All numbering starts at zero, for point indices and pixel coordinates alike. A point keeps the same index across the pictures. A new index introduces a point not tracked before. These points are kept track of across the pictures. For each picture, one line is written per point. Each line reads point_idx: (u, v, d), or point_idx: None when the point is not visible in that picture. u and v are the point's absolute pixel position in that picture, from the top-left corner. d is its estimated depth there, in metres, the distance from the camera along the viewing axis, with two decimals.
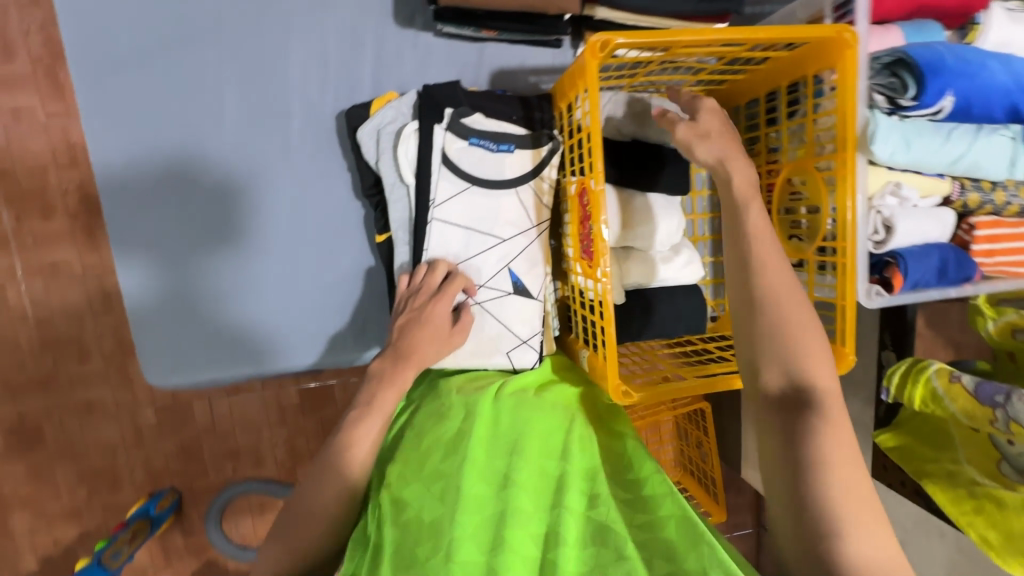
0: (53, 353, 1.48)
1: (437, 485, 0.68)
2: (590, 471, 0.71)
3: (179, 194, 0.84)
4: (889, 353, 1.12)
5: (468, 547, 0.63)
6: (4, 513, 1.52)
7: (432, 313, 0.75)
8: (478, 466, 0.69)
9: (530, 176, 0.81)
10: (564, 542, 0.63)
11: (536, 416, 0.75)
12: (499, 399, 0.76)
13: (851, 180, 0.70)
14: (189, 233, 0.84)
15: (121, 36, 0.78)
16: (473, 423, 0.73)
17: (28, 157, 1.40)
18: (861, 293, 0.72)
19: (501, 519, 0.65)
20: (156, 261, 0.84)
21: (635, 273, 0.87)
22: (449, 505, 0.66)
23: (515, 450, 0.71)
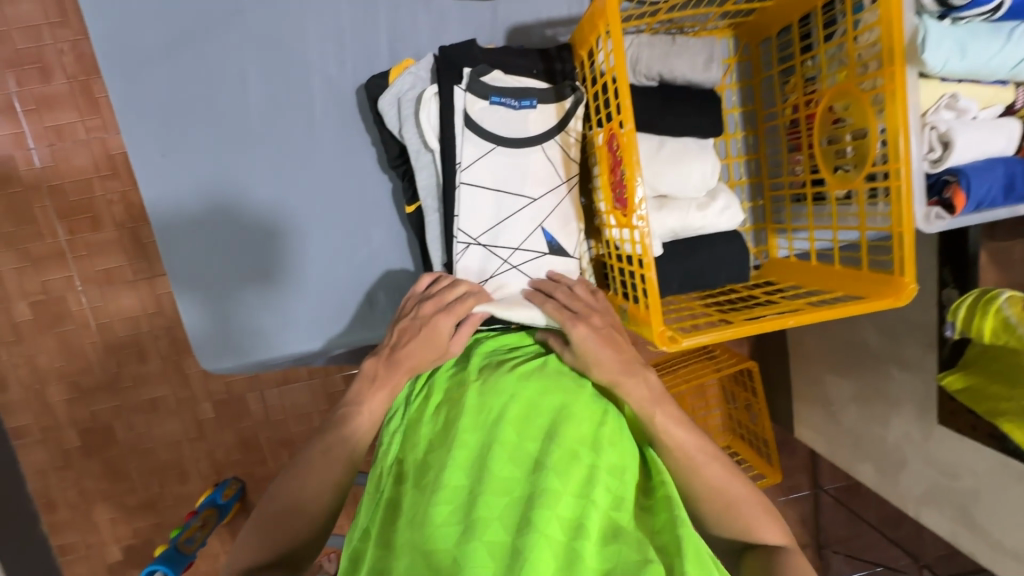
0: (116, 355, 1.56)
1: (463, 452, 0.66)
2: (618, 469, 0.66)
3: (207, 182, 0.84)
4: (951, 290, 1.07)
5: (491, 528, 0.59)
6: (87, 508, 1.62)
7: (434, 323, 0.74)
8: (507, 447, 0.65)
9: (557, 131, 0.80)
10: (586, 535, 0.58)
11: (571, 401, 0.70)
12: (532, 378, 0.72)
13: (901, 95, 0.65)
14: (230, 249, 0.86)
15: (145, 33, 0.80)
16: (506, 401, 0.69)
17: (74, 172, 1.47)
18: (920, 217, 0.67)
19: (526, 502, 0.61)
20: (206, 284, 0.87)
21: (671, 220, 0.83)
22: (475, 478, 0.63)
23: (549, 433, 0.66)
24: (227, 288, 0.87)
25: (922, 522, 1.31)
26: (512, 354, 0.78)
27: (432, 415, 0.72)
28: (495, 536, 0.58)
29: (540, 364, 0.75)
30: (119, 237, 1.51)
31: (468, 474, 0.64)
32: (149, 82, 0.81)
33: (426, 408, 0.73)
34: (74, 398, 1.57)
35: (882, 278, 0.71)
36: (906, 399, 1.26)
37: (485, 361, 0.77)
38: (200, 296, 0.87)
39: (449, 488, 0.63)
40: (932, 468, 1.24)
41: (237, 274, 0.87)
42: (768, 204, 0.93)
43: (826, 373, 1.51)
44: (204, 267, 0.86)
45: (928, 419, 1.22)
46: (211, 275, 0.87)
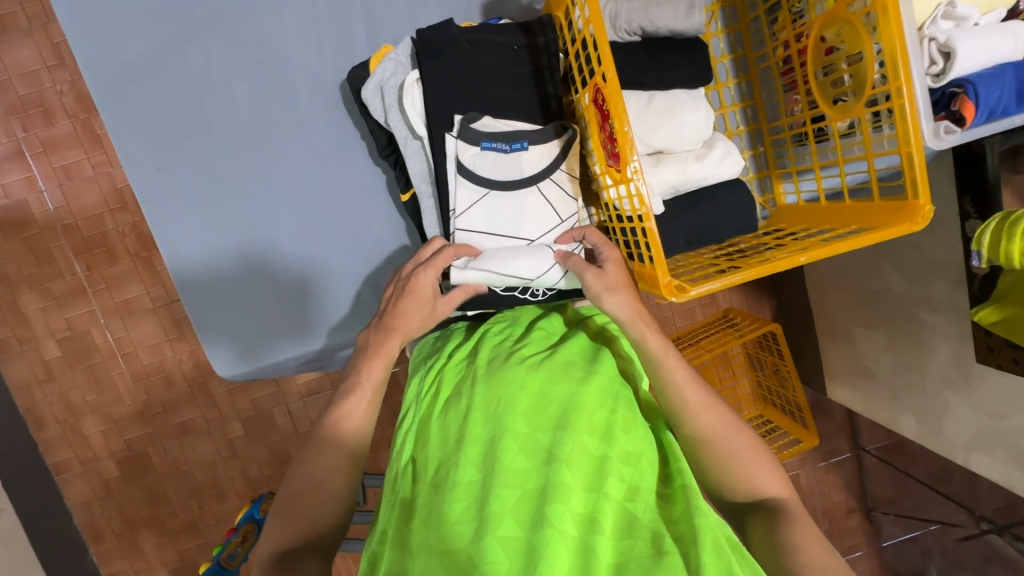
0: (143, 382, 1.59)
1: (474, 449, 0.66)
2: (634, 457, 0.65)
3: (207, 192, 0.85)
4: (975, 221, 1.03)
5: (505, 523, 0.58)
6: (132, 535, 1.66)
7: (416, 281, 0.73)
8: (518, 440, 0.65)
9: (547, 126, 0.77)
10: (601, 529, 0.57)
11: (580, 391, 0.69)
12: (541, 371, 0.72)
13: (895, 8, 0.61)
14: (247, 289, 0.88)
15: (128, 50, 0.81)
16: (516, 394, 0.69)
17: (85, 208, 1.51)
18: (928, 134, 0.64)
19: (538, 496, 0.60)
20: (233, 332, 0.88)
21: (668, 175, 0.81)
22: (487, 472, 0.63)
23: (560, 425, 0.65)
24: (240, 297, 0.87)
25: (972, 469, 1.25)
26: (518, 344, 0.77)
27: (444, 413, 0.72)
28: (508, 530, 0.58)
29: (549, 356, 0.75)
30: (135, 267, 1.55)
31: (480, 470, 0.64)
32: (138, 97, 0.82)
33: (438, 407, 0.74)
34: (109, 429, 1.61)
35: (895, 207, 0.68)
36: (941, 342, 1.21)
37: (493, 354, 0.77)
38: (230, 347, 0.88)
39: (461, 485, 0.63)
40: (976, 411, 1.18)
41: (259, 311, 0.88)
42: (769, 149, 0.91)
43: (854, 326, 1.47)
44: (213, 272, 0.86)
45: (966, 359, 1.17)
46: (238, 324, 0.88)
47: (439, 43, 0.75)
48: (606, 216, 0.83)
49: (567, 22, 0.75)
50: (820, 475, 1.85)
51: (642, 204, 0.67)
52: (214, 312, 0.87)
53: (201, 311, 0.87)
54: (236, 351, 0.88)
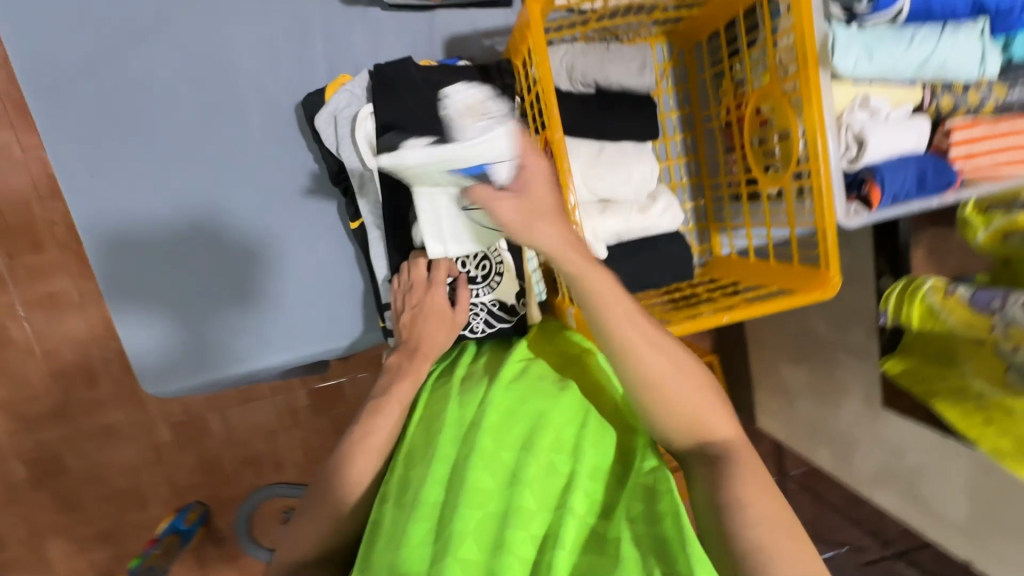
0: (63, 381, 1.50)
1: (442, 470, 0.65)
2: (600, 474, 0.64)
3: (148, 183, 0.82)
4: (887, 279, 1.13)
5: (466, 542, 0.58)
6: (40, 542, 1.56)
7: (431, 302, 0.76)
8: (485, 457, 0.64)
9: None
10: (561, 547, 0.56)
11: (548, 408, 0.68)
12: (509, 386, 0.71)
13: (817, 97, 0.67)
14: (192, 265, 0.86)
15: (66, 50, 0.77)
16: (485, 408, 0.68)
17: (9, 192, 1.40)
18: (840, 213, 0.70)
19: (499, 519, 0.60)
20: (179, 326, 0.86)
21: (613, 222, 0.85)
22: (452, 492, 0.62)
23: (526, 445, 0.65)
24: (184, 274, 0.85)
25: (873, 501, 1.36)
26: (495, 366, 0.76)
27: (416, 428, 0.72)
28: (469, 552, 0.58)
29: (521, 372, 0.74)
30: (63, 258, 1.45)
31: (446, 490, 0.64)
32: (78, 102, 0.79)
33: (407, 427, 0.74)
34: (21, 429, 1.50)
35: (810, 272, 0.74)
36: (853, 383, 1.31)
37: (469, 372, 0.77)
38: (158, 365, 0.86)
39: (427, 504, 0.62)
40: (880, 448, 1.29)
41: (205, 289, 0.86)
42: (709, 203, 0.96)
43: (783, 361, 1.56)
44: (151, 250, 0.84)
45: (875, 402, 1.27)
46: (175, 336, 0.86)
47: (397, 82, 0.76)
48: None
49: (524, 71, 0.77)
50: None
51: None
52: (152, 291, 0.85)
53: (138, 287, 0.84)
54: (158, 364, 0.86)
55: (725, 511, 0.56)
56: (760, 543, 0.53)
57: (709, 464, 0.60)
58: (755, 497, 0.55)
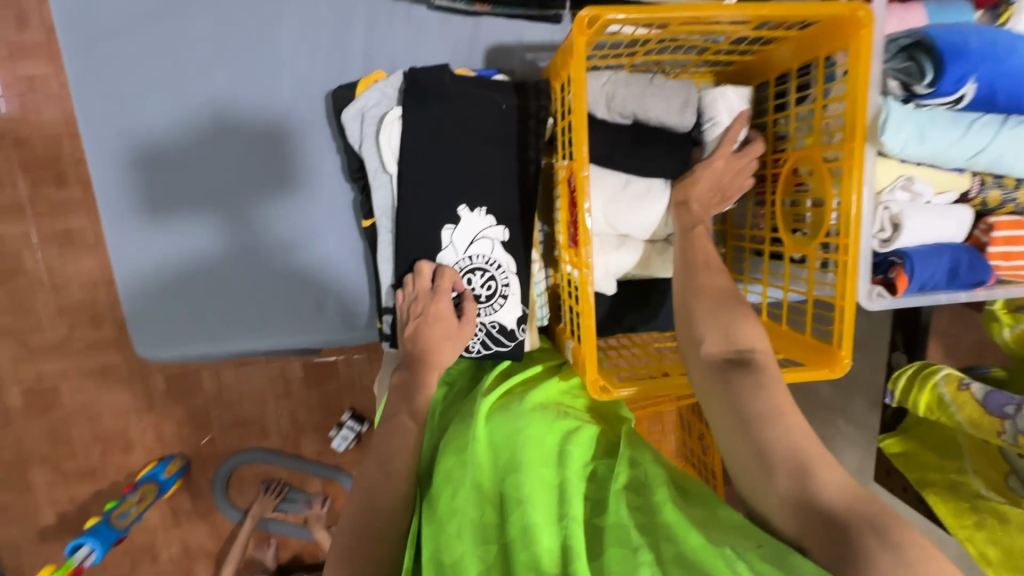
0: (69, 318, 1.51)
1: (452, 523, 0.60)
2: (598, 481, 0.63)
3: (167, 82, 0.80)
4: (900, 354, 1.10)
5: None
6: (24, 468, 1.58)
7: (438, 311, 0.74)
8: (483, 497, 0.61)
9: (516, 194, 0.78)
10: (577, 557, 0.54)
11: (526, 426, 0.66)
12: (489, 419, 0.69)
13: (858, 172, 0.64)
14: (221, 157, 0.83)
15: (109, 9, 0.78)
16: (469, 446, 0.65)
17: (42, 126, 1.40)
18: (861, 294, 0.68)
19: (510, 548, 0.56)
20: (211, 218, 0.85)
21: (625, 259, 0.83)
22: (466, 542, 0.58)
23: (512, 466, 0.62)
24: (212, 166, 0.83)
25: None
26: (478, 398, 0.74)
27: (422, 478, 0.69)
28: None
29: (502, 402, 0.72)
30: (84, 198, 1.45)
31: (456, 540, 0.59)
32: (115, 59, 0.79)
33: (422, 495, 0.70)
34: (22, 356, 1.52)
35: (820, 348, 0.72)
36: (848, 451, 1.28)
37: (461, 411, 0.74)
38: (205, 266, 0.86)
39: (446, 561, 0.58)
40: None
41: (236, 181, 0.84)
42: (729, 252, 0.94)
43: None
44: (177, 140, 0.82)
45: (867, 475, 1.24)
46: (210, 232, 0.85)
47: (429, 89, 0.74)
48: (560, 283, 0.85)
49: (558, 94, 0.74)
50: None
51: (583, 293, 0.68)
52: (183, 183, 0.84)
53: (169, 179, 0.83)
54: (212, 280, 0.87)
55: (754, 426, 0.55)
56: (799, 448, 0.53)
57: (730, 379, 0.59)
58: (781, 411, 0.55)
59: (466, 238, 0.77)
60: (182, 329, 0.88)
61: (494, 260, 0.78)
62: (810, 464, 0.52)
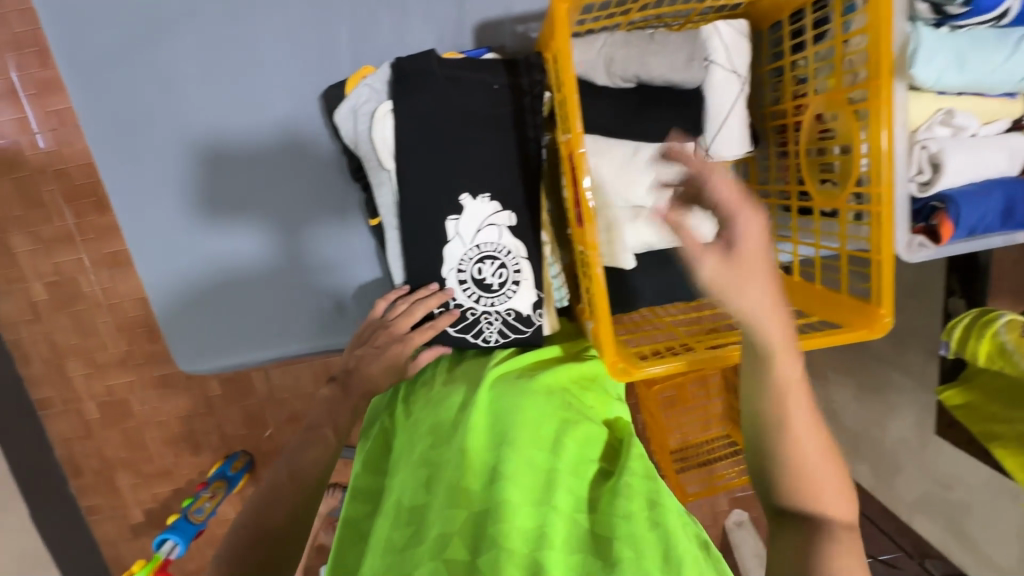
0: (127, 334, 1.62)
1: (424, 474, 0.62)
2: (581, 469, 0.62)
3: (184, 90, 0.81)
4: (958, 300, 1.02)
5: (448, 544, 0.53)
6: (109, 474, 1.73)
7: (391, 353, 0.74)
8: (469, 461, 0.61)
9: (519, 177, 0.76)
10: (549, 544, 0.52)
11: (527, 404, 0.67)
12: (491, 390, 0.71)
13: (886, 112, 0.58)
14: (263, 157, 0.85)
15: (102, 40, 0.79)
16: (466, 413, 0.66)
17: (77, 157, 1.48)
18: (899, 245, 0.62)
19: (478, 517, 0.55)
20: (261, 219, 0.87)
21: (641, 231, 0.79)
22: (432, 496, 0.59)
23: (505, 441, 0.63)
24: (253, 166, 0.85)
25: (914, 528, 1.28)
26: (480, 368, 0.75)
27: (408, 427, 0.70)
28: (457, 553, 0.53)
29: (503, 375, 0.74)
30: None
31: (426, 490, 0.60)
32: (115, 86, 0.80)
33: (395, 428, 0.73)
34: (92, 373, 1.64)
35: (859, 308, 0.67)
36: (905, 407, 1.21)
37: (452, 376, 0.75)
38: (263, 268, 0.89)
39: (412, 508, 0.59)
40: (927, 477, 1.19)
41: (280, 180, 0.86)
42: (756, 211, 0.88)
43: (830, 368, 1.44)
44: (216, 141, 0.84)
45: (926, 429, 1.16)
46: (261, 235, 0.87)
47: (416, 80, 0.73)
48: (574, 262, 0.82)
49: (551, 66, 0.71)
50: None
51: (592, 274, 0.65)
52: (231, 183, 0.85)
53: (213, 180, 0.85)
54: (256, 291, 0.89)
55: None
56: None
57: (811, 536, 0.53)
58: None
59: (472, 227, 0.76)
60: (200, 345, 0.90)
61: (502, 245, 0.76)
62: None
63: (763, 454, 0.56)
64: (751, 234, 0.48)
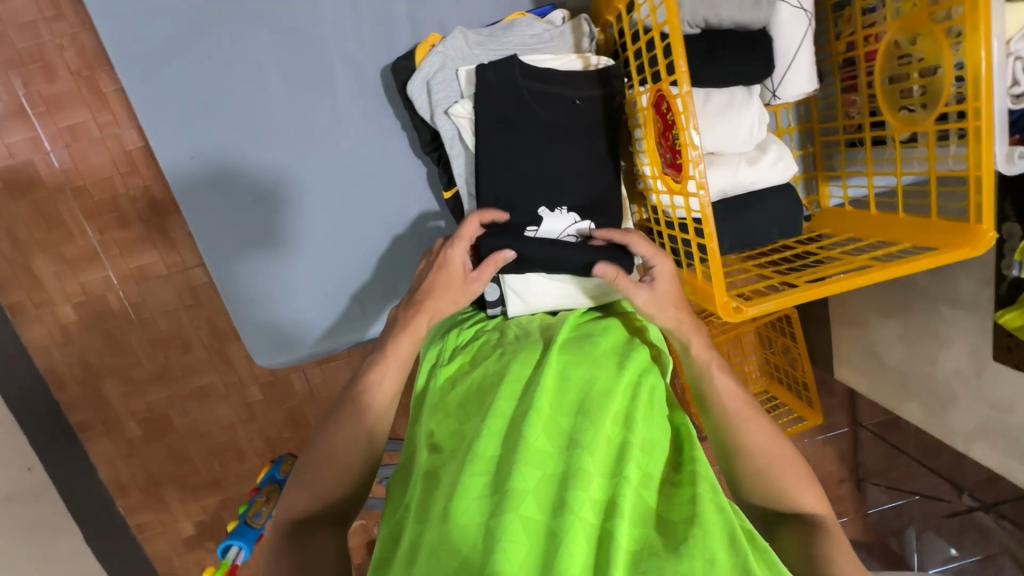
0: (162, 348, 1.48)
1: (501, 426, 0.64)
2: (650, 446, 0.64)
3: (202, 98, 0.79)
4: (1012, 225, 1.03)
5: (526, 502, 0.57)
6: (156, 490, 1.58)
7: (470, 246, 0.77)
8: (544, 421, 0.63)
9: (604, 137, 0.77)
10: (622, 514, 0.56)
11: (599, 372, 0.68)
12: (563, 352, 0.71)
13: (985, 25, 0.58)
14: (248, 183, 0.83)
15: (153, 31, 0.77)
16: (541, 373, 0.67)
17: (92, 171, 1.35)
18: (1000, 159, 0.62)
19: (559, 480, 0.59)
20: (245, 240, 0.85)
21: (719, 178, 0.79)
22: (511, 451, 0.61)
23: (581, 409, 0.64)
24: (241, 186, 0.83)
25: (971, 456, 1.29)
26: (548, 332, 0.76)
27: (484, 377, 0.71)
28: (530, 511, 0.56)
29: (569, 336, 0.74)
30: (149, 232, 1.40)
31: (502, 447, 0.62)
32: (171, 79, 0.78)
33: (460, 372, 0.74)
34: (129, 391, 1.50)
35: (955, 228, 0.68)
36: (958, 338, 1.21)
37: (519, 333, 0.77)
38: (230, 292, 0.87)
39: (489, 463, 0.61)
40: (984, 404, 1.21)
41: (269, 206, 0.85)
42: (819, 150, 0.88)
43: (870, 313, 1.44)
44: (211, 160, 0.82)
45: (982, 356, 1.18)
46: (236, 261, 0.86)
47: (501, 91, 0.74)
48: (652, 216, 0.82)
49: (626, 16, 0.72)
50: (816, 447, 1.80)
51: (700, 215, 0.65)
52: (214, 203, 0.83)
53: (195, 193, 0.83)
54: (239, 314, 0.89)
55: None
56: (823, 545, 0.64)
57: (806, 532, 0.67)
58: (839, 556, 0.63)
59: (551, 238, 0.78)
60: (266, 345, 0.90)
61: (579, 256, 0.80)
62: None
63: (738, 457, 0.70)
64: (665, 273, 0.71)
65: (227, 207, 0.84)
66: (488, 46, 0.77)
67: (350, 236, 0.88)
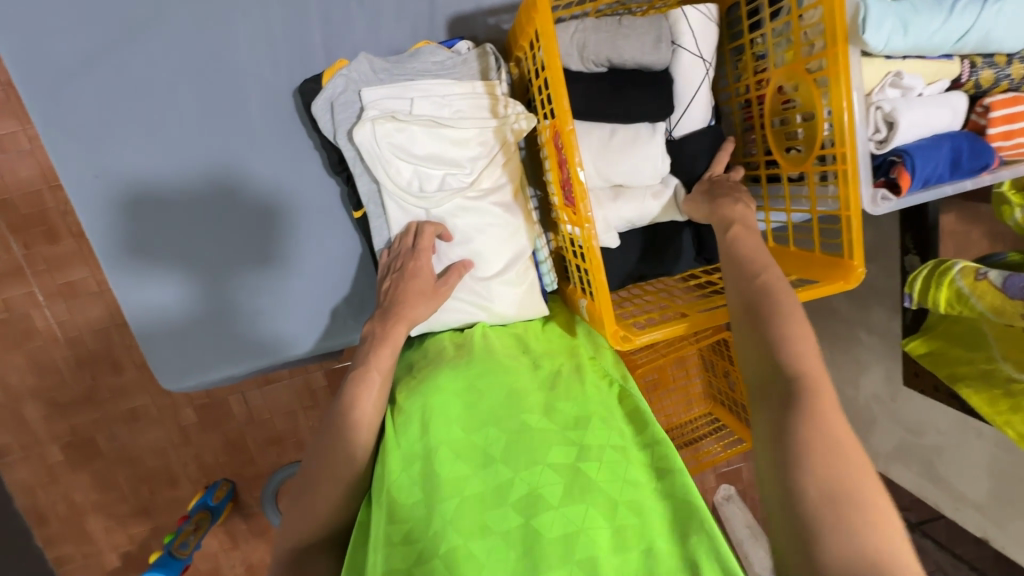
0: (88, 368, 1.41)
1: (416, 464, 0.64)
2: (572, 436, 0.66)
3: (110, 119, 0.78)
4: (913, 257, 1.07)
5: (453, 525, 0.57)
6: (79, 519, 1.50)
7: (416, 267, 0.74)
8: (456, 441, 0.65)
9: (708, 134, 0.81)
10: (548, 512, 0.58)
11: (511, 381, 0.70)
12: (471, 366, 0.72)
13: (845, 78, 0.63)
14: (165, 209, 0.82)
15: (58, 49, 0.75)
16: (449, 394, 0.69)
17: (20, 183, 1.30)
18: (867, 200, 0.67)
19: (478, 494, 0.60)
20: (164, 272, 0.84)
21: (625, 209, 0.82)
22: (429, 486, 0.61)
23: (491, 421, 0.66)
24: (158, 219, 0.83)
25: (891, 476, 1.34)
26: (457, 346, 0.77)
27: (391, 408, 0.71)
28: (460, 532, 0.57)
29: (477, 352, 0.75)
30: (79, 248, 1.35)
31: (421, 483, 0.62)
32: (76, 97, 0.77)
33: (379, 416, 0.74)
34: (52, 414, 1.43)
35: (832, 262, 0.72)
36: (875, 362, 1.26)
37: (429, 356, 0.77)
38: (163, 330, 0.85)
39: (413, 500, 0.61)
40: (900, 427, 1.25)
41: (192, 231, 0.84)
42: None
43: None
44: (117, 186, 0.80)
45: (895, 380, 1.22)
46: (158, 296, 0.84)
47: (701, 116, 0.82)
48: (563, 244, 0.84)
49: (530, 53, 0.75)
50: None
51: (591, 248, 0.68)
52: (132, 242, 0.82)
53: (107, 226, 0.81)
54: (168, 347, 0.86)
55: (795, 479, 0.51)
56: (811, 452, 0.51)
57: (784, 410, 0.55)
58: (835, 456, 0.50)
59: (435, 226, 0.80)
60: (175, 365, 0.87)
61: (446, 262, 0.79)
62: (823, 526, 0.47)
63: (754, 335, 0.61)
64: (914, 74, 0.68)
65: (145, 241, 0.83)
66: (395, 72, 0.79)
67: (276, 251, 0.87)
